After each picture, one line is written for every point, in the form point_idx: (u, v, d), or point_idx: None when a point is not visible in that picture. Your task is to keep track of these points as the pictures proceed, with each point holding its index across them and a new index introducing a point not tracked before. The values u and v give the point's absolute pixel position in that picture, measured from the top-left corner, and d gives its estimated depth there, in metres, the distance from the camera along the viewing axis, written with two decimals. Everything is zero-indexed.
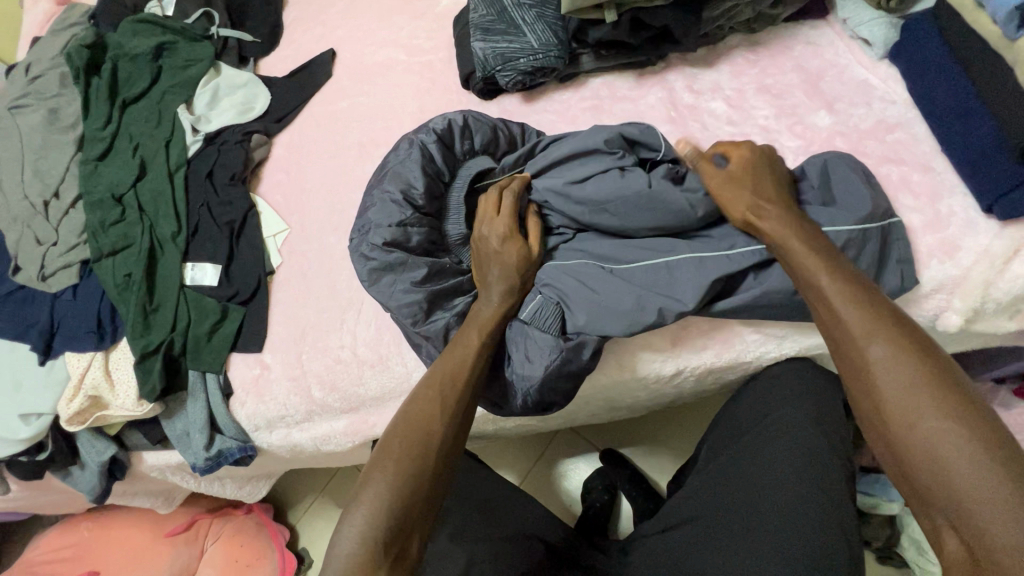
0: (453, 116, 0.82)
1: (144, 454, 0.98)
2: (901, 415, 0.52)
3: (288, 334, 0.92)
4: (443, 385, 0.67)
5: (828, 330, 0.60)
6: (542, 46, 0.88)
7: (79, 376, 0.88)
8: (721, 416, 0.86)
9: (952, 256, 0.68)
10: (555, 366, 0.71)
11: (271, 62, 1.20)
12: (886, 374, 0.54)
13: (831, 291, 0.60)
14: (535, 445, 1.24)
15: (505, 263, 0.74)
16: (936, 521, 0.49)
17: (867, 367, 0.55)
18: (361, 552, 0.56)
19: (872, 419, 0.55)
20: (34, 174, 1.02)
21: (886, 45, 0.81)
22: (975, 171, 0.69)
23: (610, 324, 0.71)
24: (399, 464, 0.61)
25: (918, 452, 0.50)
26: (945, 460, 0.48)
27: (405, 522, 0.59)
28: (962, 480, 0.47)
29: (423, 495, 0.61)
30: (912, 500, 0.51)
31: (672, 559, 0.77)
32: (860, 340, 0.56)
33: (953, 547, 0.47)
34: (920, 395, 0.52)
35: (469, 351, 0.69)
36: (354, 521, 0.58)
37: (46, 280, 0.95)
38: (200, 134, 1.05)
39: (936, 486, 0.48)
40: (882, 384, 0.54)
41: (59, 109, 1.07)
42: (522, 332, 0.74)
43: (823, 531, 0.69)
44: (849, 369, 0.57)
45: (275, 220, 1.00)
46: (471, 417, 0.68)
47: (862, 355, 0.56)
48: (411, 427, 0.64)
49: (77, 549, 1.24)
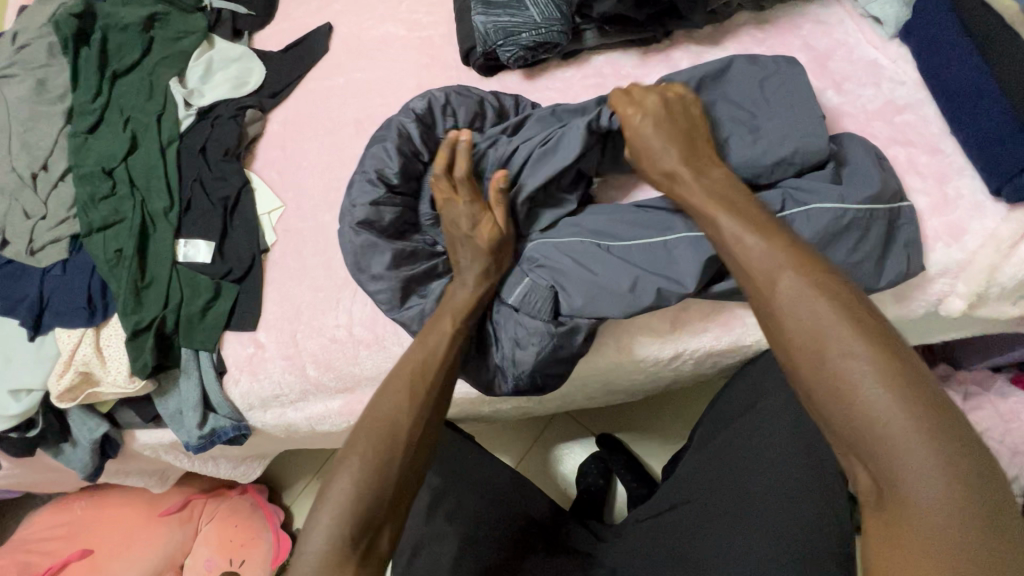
0: (434, 94, 0.81)
1: (137, 432, 0.97)
2: (814, 354, 0.50)
3: (282, 313, 0.90)
4: (413, 376, 0.66)
5: (740, 269, 0.58)
6: (545, 20, 0.86)
7: (69, 352, 0.87)
8: (716, 400, 0.86)
9: (958, 240, 0.67)
10: (547, 351, 0.71)
11: (265, 36, 1.17)
12: (801, 320, 0.52)
13: (746, 249, 0.58)
14: (530, 429, 1.24)
15: (476, 246, 0.73)
16: (853, 462, 0.48)
17: (784, 316, 0.53)
18: (331, 547, 0.56)
19: (787, 363, 0.53)
20: (22, 146, 0.99)
21: (898, 24, 0.78)
22: (986, 151, 0.67)
23: (608, 306, 0.70)
24: (367, 458, 0.60)
25: (827, 394, 0.49)
26: (858, 398, 0.47)
27: (374, 516, 0.58)
28: (877, 420, 0.46)
29: (392, 487, 0.60)
30: (830, 442, 0.50)
31: (669, 542, 0.77)
32: (772, 277, 0.55)
33: (868, 490, 0.47)
34: (828, 329, 0.50)
35: (442, 338, 0.69)
36: (322, 516, 0.58)
37: (36, 255, 0.93)
38: (193, 108, 1.03)
39: (856, 431, 0.47)
40: (790, 324, 0.53)
41: (46, 79, 1.04)
42: (512, 317, 0.75)
43: (816, 515, 0.69)
44: (766, 319, 0.55)
45: (269, 197, 0.98)
46: (443, 406, 0.67)
47: (774, 292, 0.54)
48: (378, 418, 0.63)
49: (69, 528, 1.23)
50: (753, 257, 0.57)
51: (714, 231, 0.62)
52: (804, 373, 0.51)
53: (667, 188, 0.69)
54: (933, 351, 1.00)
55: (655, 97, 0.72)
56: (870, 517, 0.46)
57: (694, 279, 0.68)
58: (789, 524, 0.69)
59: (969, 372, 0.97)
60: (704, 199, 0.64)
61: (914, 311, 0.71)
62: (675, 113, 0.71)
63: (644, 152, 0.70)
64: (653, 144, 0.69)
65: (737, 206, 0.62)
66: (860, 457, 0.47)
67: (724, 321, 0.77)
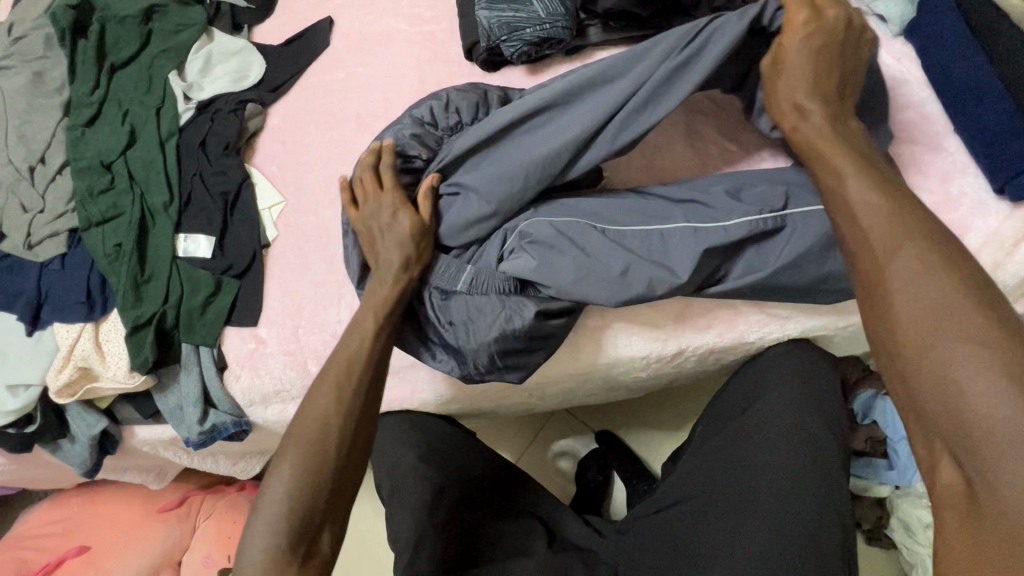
0: (437, 94, 0.81)
1: (136, 428, 0.97)
2: (922, 334, 0.43)
3: (283, 309, 0.90)
4: (338, 378, 0.68)
5: (848, 236, 0.51)
6: (549, 16, 0.86)
7: (69, 347, 0.86)
8: (716, 398, 0.87)
9: (961, 237, 0.68)
10: (503, 330, 0.72)
11: (265, 29, 1.15)
12: (917, 294, 0.44)
13: (861, 211, 0.51)
14: (529, 426, 1.24)
15: (400, 232, 0.75)
16: (938, 458, 0.41)
17: (895, 289, 0.45)
18: (270, 552, 0.59)
19: (886, 341, 0.45)
20: (18, 139, 0.98)
21: (902, 23, 0.78)
22: (990, 150, 0.67)
23: (592, 289, 0.70)
24: (297, 463, 0.63)
25: (930, 380, 0.42)
26: (966, 390, 0.40)
27: (311, 519, 0.61)
28: (985, 417, 0.38)
29: (327, 489, 0.63)
30: (915, 436, 0.43)
31: (672, 540, 0.77)
32: (889, 245, 0.47)
33: (953, 494, 0.39)
34: (950, 309, 0.43)
35: (364, 337, 0.71)
36: (259, 524, 0.61)
37: (34, 249, 0.92)
38: (193, 102, 1.02)
39: (954, 423, 0.40)
40: (903, 297, 0.45)
41: (43, 71, 1.03)
42: (464, 301, 0.75)
43: (818, 508, 0.70)
44: (869, 290, 0.48)
45: (270, 192, 0.98)
46: (372, 408, 0.69)
47: (888, 262, 0.47)
48: (306, 428, 0.65)
49: (65, 524, 1.22)
50: (867, 221, 0.50)
51: (831, 190, 0.54)
52: (904, 356, 0.44)
53: (792, 122, 0.62)
54: None
55: (829, 19, 0.64)
56: (950, 524, 0.39)
57: (686, 269, 0.68)
58: (792, 520, 0.69)
59: None
60: (831, 151, 0.57)
61: None
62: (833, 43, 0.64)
63: (779, 79, 0.65)
64: (807, 65, 0.63)
65: (868, 164, 0.54)
66: (951, 454, 0.40)
67: (726, 318, 0.77)
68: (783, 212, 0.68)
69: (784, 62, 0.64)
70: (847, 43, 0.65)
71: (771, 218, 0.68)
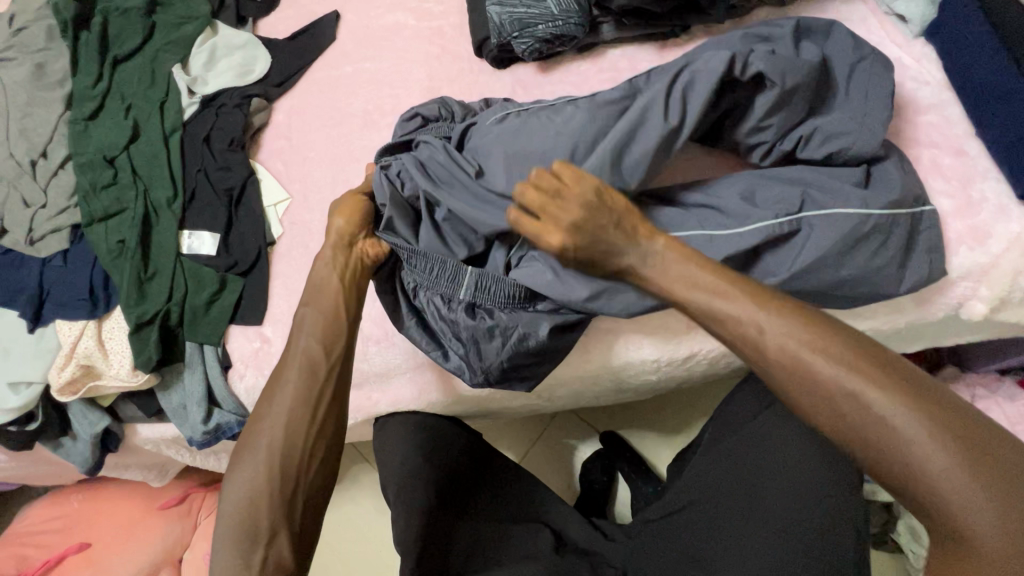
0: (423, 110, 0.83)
1: (139, 426, 0.96)
2: (842, 408, 0.48)
3: (288, 308, 0.89)
4: (275, 375, 0.69)
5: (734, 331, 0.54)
6: (562, 12, 0.84)
7: (71, 345, 0.85)
8: (726, 402, 0.84)
9: (982, 243, 0.66)
10: (513, 343, 0.71)
11: (270, 22, 1.13)
12: (816, 373, 0.49)
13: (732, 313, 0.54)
14: (534, 425, 1.24)
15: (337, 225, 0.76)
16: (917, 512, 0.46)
17: (800, 374, 0.50)
18: (235, 557, 0.59)
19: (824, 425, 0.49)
20: (19, 132, 0.97)
21: (924, 23, 0.77)
22: (1013, 155, 0.66)
23: (608, 299, 0.68)
24: (242, 465, 0.63)
25: (875, 449, 0.46)
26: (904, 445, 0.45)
27: (261, 518, 0.60)
28: (930, 464, 0.44)
29: (273, 484, 0.61)
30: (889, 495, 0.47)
31: (680, 545, 0.76)
32: (769, 334, 0.52)
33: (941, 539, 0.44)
34: (844, 377, 0.48)
35: (299, 331, 0.70)
36: (222, 533, 0.61)
37: (36, 245, 0.91)
38: (197, 96, 1.00)
39: (911, 481, 0.45)
40: (814, 381, 0.49)
41: (44, 63, 1.01)
42: (472, 310, 0.73)
43: (833, 518, 0.68)
44: (779, 380, 0.51)
45: (276, 188, 0.96)
46: (317, 398, 0.66)
47: (779, 350, 0.51)
48: (251, 429, 0.66)
49: (66, 521, 1.22)
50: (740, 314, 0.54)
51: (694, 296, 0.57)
52: (843, 435, 0.48)
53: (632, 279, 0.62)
54: (939, 352, 1.00)
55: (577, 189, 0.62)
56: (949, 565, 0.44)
57: None
58: (804, 527, 0.68)
59: (975, 374, 0.95)
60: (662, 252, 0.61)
61: (934, 315, 0.71)
62: (601, 207, 0.62)
63: (596, 260, 0.63)
64: (597, 241, 0.61)
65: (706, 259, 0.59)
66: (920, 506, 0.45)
67: None
68: (800, 217, 0.66)
69: (570, 253, 0.63)
70: (588, 182, 0.62)
71: (788, 224, 0.65)
